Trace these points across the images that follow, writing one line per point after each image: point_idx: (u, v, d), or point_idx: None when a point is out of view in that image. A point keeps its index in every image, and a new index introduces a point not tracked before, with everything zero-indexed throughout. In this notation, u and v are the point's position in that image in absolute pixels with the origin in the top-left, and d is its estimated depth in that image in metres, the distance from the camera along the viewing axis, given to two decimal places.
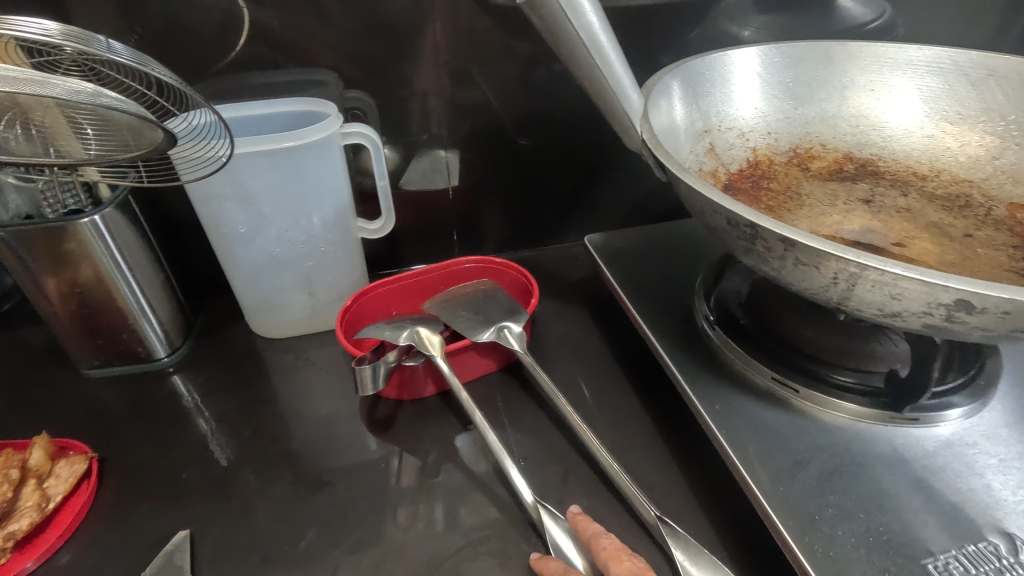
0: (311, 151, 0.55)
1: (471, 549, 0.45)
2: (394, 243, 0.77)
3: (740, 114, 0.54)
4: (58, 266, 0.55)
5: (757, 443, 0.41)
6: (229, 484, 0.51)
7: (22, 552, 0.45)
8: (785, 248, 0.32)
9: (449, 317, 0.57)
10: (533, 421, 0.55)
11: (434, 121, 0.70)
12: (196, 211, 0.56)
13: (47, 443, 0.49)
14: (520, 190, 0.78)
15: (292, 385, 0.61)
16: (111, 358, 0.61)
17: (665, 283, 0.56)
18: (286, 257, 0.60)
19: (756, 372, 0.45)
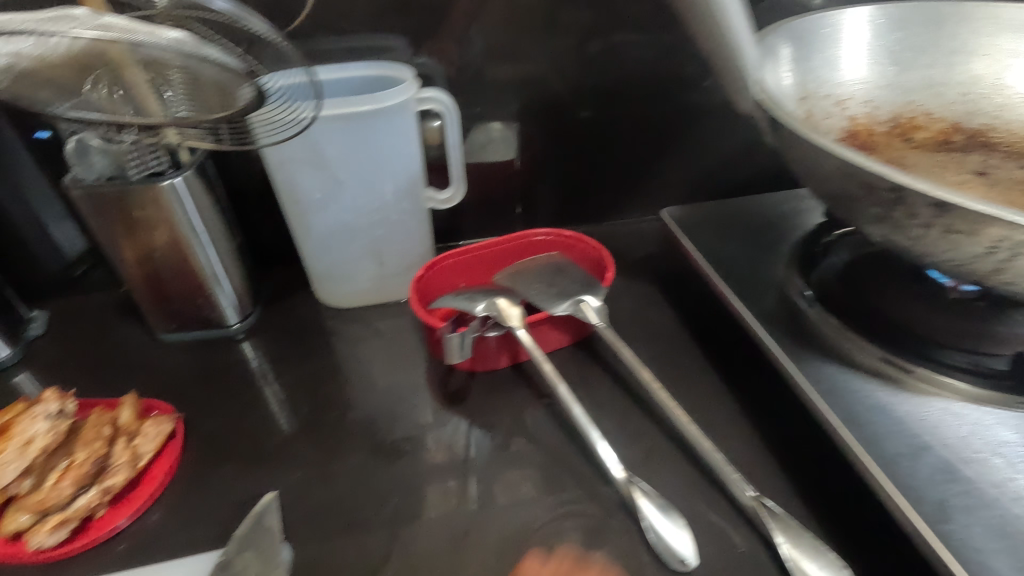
0: (388, 116, 0.54)
1: (557, 523, 0.44)
2: (456, 215, 0.76)
3: (838, 80, 0.51)
4: (139, 229, 0.55)
5: (870, 424, 0.39)
6: (308, 450, 0.51)
7: (116, 508, 0.45)
8: (935, 215, 0.29)
9: (524, 289, 0.56)
10: (612, 396, 0.53)
11: (502, 89, 0.68)
12: (272, 176, 0.56)
13: (135, 404, 0.51)
14: (585, 162, 0.75)
15: (362, 355, 0.61)
16: (186, 324, 0.62)
17: (753, 259, 0.54)
18: (358, 225, 0.59)
19: (861, 351, 0.43)
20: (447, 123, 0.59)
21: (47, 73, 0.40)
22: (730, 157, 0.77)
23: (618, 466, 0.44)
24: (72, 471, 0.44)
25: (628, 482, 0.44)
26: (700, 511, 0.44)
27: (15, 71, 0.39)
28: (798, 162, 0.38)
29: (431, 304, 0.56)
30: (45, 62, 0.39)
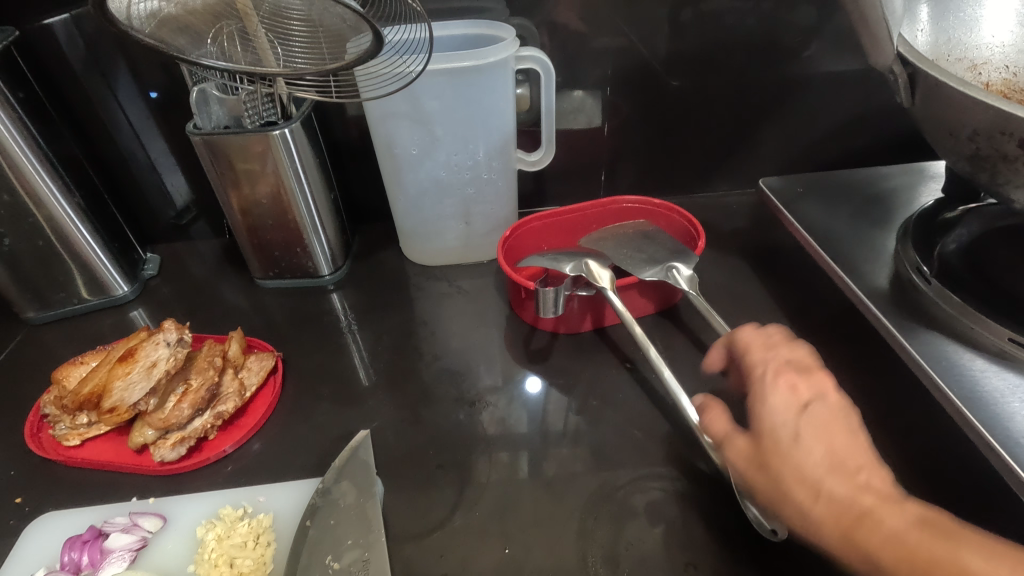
0: (486, 73, 0.54)
1: (642, 482, 0.44)
2: (539, 181, 0.76)
3: (972, 41, 0.47)
4: (249, 180, 0.58)
5: (995, 404, 0.37)
6: (395, 395, 0.53)
7: (224, 434, 0.49)
8: None
9: (613, 254, 0.56)
10: (698, 366, 0.53)
11: (597, 54, 0.66)
12: (372, 131, 0.58)
13: (242, 339, 0.54)
14: (675, 131, 0.73)
15: (446, 310, 0.62)
16: (283, 272, 0.66)
17: (861, 235, 0.52)
18: (449, 183, 0.60)
19: (986, 330, 0.41)
20: (541, 85, 0.59)
21: (184, 19, 0.43)
22: (832, 130, 0.73)
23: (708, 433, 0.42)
24: (190, 394, 0.47)
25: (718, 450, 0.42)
26: None
27: (158, 16, 0.42)
28: (933, 121, 0.36)
29: (518, 263, 0.58)
30: (186, 7, 0.43)
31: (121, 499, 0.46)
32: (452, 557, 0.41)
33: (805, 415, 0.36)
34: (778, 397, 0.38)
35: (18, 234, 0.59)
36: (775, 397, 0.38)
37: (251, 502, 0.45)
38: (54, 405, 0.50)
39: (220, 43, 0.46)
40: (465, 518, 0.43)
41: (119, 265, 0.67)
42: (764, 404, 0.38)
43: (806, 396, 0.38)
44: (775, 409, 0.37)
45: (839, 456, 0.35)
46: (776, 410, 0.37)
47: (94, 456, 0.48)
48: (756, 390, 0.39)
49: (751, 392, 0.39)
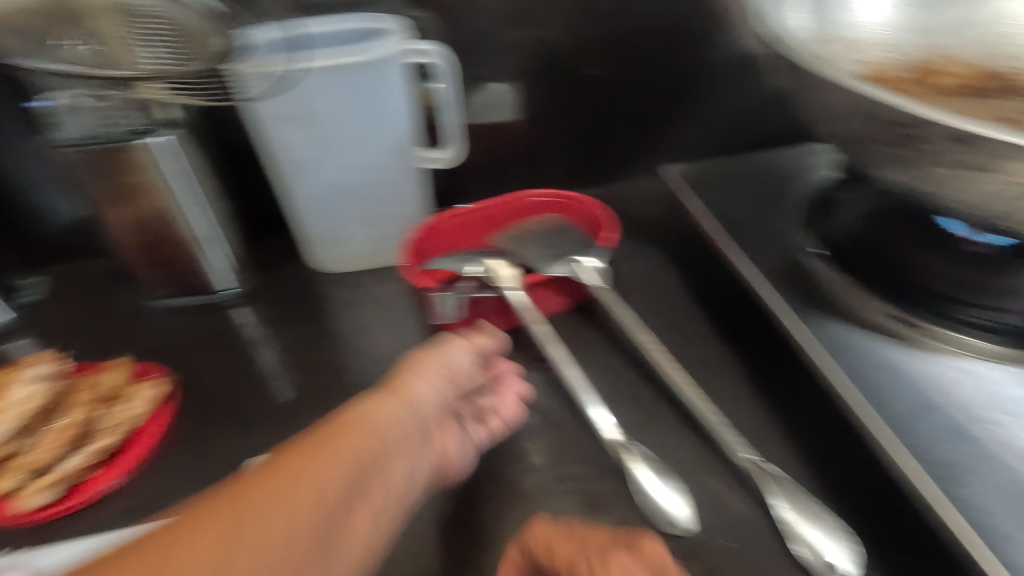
0: (379, 71, 0.51)
1: (551, 487, 0.43)
2: (455, 179, 0.73)
3: (856, 20, 0.48)
4: (134, 196, 0.54)
5: (878, 384, 0.37)
6: (300, 414, 0.50)
7: (110, 469, 0.45)
8: (954, 148, 0.27)
9: (518, 249, 0.55)
10: (612, 361, 0.52)
11: (503, 47, 0.64)
12: (257, 135, 0.53)
13: (126, 366, 0.51)
14: (590, 121, 0.72)
15: (358, 319, 0.60)
16: (183, 290, 0.62)
17: (760, 216, 0.51)
18: (351, 187, 0.58)
19: (869, 308, 0.42)
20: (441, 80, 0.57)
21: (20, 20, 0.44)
22: (741, 115, 0.74)
23: (611, 429, 0.45)
24: (63, 431, 0.44)
25: (623, 444, 0.44)
26: (696, 476, 0.43)
27: None
28: (808, 103, 0.36)
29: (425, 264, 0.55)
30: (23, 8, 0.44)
31: None
32: None
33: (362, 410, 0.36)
34: (428, 460, 0.38)
35: None
36: (454, 453, 0.42)
37: None
38: None
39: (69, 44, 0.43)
40: None
41: None
42: (414, 363, 0.41)
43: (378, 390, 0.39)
44: (385, 423, 0.35)
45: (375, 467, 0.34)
46: (399, 422, 0.36)
47: None
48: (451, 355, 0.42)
49: (411, 395, 0.38)
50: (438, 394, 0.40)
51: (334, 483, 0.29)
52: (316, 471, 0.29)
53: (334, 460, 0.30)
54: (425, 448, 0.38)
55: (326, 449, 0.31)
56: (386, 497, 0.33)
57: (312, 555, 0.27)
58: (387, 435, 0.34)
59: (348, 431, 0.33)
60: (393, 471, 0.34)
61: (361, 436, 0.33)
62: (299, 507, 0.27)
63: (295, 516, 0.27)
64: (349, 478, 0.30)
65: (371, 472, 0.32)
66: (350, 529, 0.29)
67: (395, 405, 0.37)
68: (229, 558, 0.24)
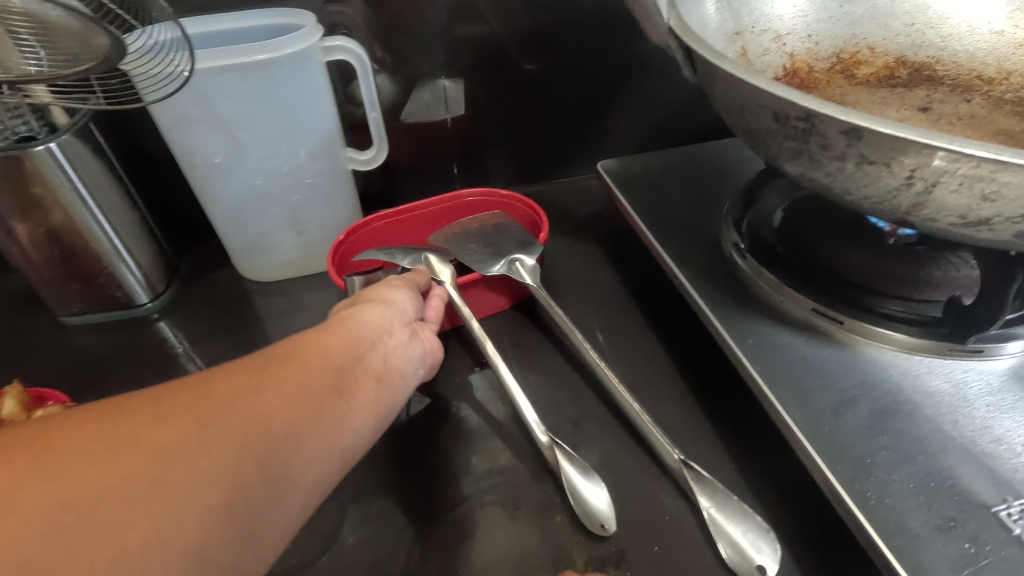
0: (286, 68, 0.48)
1: (477, 499, 0.42)
2: (390, 179, 0.71)
3: (777, 13, 0.47)
4: (25, 208, 0.50)
5: (799, 380, 0.36)
6: None
7: None
8: (848, 143, 0.26)
9: (457, 252, 0.53)
10: (546, 364, 0.51)
11: (431, 44, 0.62)
12: (165, 138, 0.51)
13: (21, 393, 0.46)
14: (527, 117, 0.71)
15: (285, 328, 0.57)
16: (91, 305, 0.58)
17: (691, 211, 0.50)
18: (269, 190, 0.55)
19: (794, 303, 0.40)
20: (360, 76, 0.55)
21: None
22: (679, 108, 0.73)
23: (541, 429, 0.42)
24: None
25: (552, 445, 0.41)
26: (625, 480, 0.42)
27: None
28: (717, 95, 0.35)
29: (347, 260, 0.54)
30: None
31: None
32: None
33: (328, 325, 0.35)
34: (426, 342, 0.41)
35: None
36: (438, 343, 0.43)
37: None
38: None
39: None
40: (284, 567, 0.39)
41: None
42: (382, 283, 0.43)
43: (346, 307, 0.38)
44: (379, 316, 0.37)
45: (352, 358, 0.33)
46: (401, 313, 0.39)
47: None
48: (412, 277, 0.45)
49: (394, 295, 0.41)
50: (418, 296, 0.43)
51: (338, 354, 0.32)
52: (322, 344, 0.32)
53: (332, 335, 0.33)
54: (415, 338, 0.40)
55: (326, 330, 0.33)
56: (394, 363, 0.36)
57: (332, 402, 0.29)
58: (386, 324, 0.37)
59: (347, 319, 0.35)
60: (396, 349, 0.37)
61: (355, 320, 0.35)
62: (315, 366, 0.30)
63: (314, 372, 0.29)
64: (352, 353, 0.33)
65: (370, 348, 0.34)
66: (360, 392, 0.31)
67: (384, 305, 0.39)
68: (212, 419, 0.23)
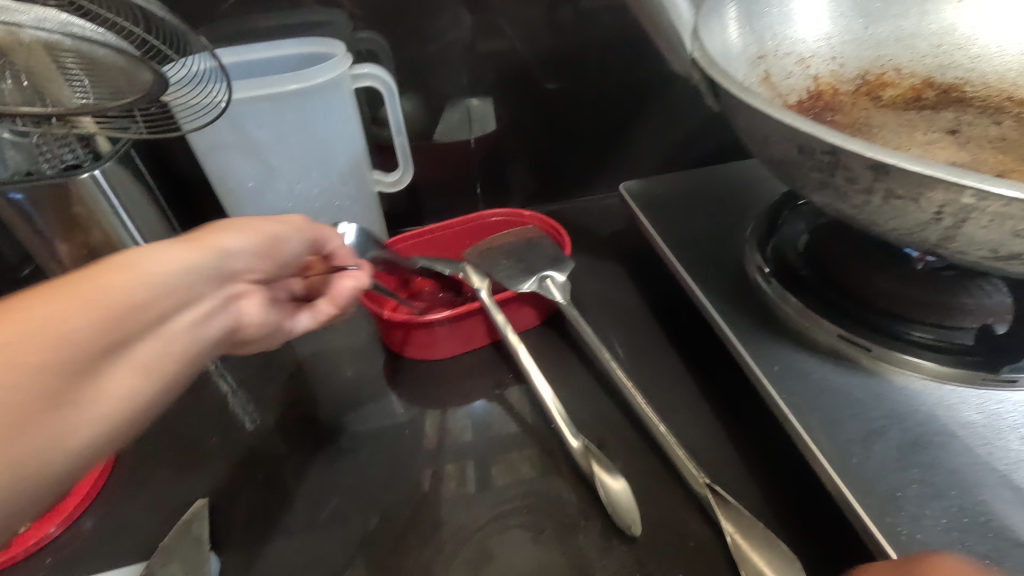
0: (316, 96, 0.50)
1: (500, 521, 0.42)
2: (414, 198, 0.73)
3: (801, 37, 0.47)
4: (67, 230, 0.52)
5: (824, 408, 0.36)
6: (246, 451, 0.48)
7: (43, 518, 0.43)
8: (875, 178, 0.26)
9: (491, 267, 0.54)
10: (569, 384, 0.51)
11: (455, 67, 0.63)
12: (202, 165, 0.53)
13: None
14: (549, 136, 0.71)
15: (311, 347, 0.58)
16: None
17: (714, 232, 0.50)
18: (299, 213, 0.56)
19: (821, 330, 0.40)
20: (387, 101, 0.56)
21: None
22: (701, 127, 0.73)
23: (575, 434, 0.44)
24: None
25: (585, 450, 0.43)
26: (649, 503, 0.41)
27: None
28: (741, 124, 0.35)
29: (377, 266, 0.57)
30: None
31: None
32: None
33: (102, 278, 0.23)
34: (229, 314, 0.30)
35: None
36: (258, 319, 0.33)
37: None
38: None
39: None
40: None
41: None
42: (233, 223, 0.32)
43: (147, 249, 0.25)
44: (166, 270, 0.25)
45: (115, 347, 0.22)
46: (207, 273, 0.28)
47: None
48: (281, 235, 0.35)
49: (213, 243, 0.29)
50: (254, 247, 0.32)
51: (85, 340, 0.21)
52: (54, 318, 0.20)
53: (81, 299, 0.22)
54: (226, 313, 0.30)
55: (73, 291, 0.21)
56: (172, 344, 0.25)
57: (33, 429, 0.19)
58: (184, 285, 0.26)
59: (121, 274, 0.23)
60: (181, 320, 0.26)
61: (132, 281, 0.24)
62: (24, 374, 0.19)
63: (19, 384, 0.19)
64: (104, 335, 0.22)
65: (146, 329, 0.24)
66: (91, 403, 0.22)
67: (180, 256, 0.26)
68: None
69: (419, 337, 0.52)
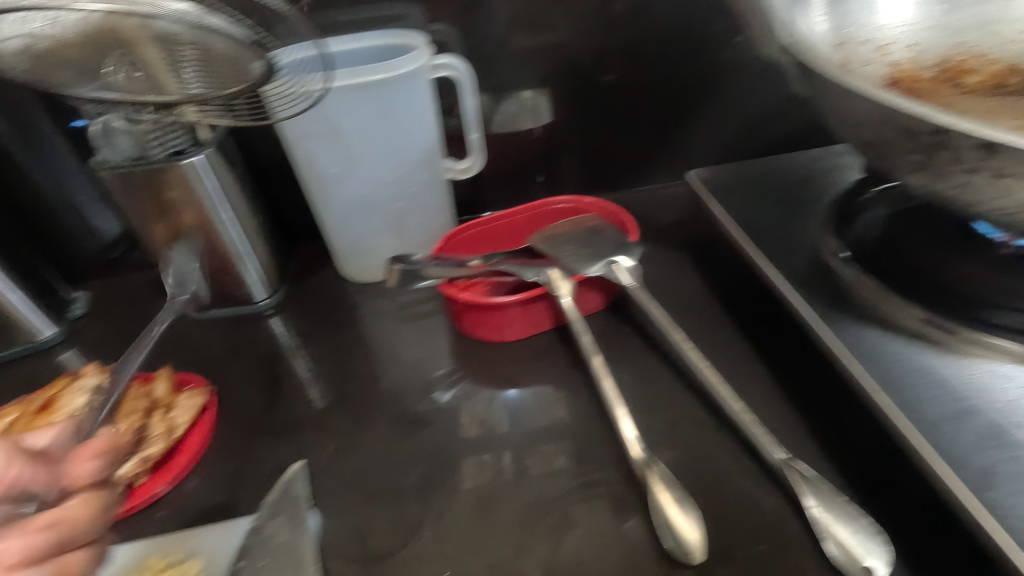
0: (399, 85, 0.53)
1: (579, 492, 0.43)
2: (477, 187, 0.75)
3: (881, 25, 0.48)
4: (167, 212, 0.56)
5: (910, 386, 0.37)
6: (331, 422, 0.51)
7: (156, 476, 0.47)
8: (982, 157, 0.27)
9: (557, 252, 0.55)
10: (638, 366, 0.52)
11: (522, 59, 0.65)
12: (290, 151, 0.56)
13: (170, 377, 0.53)
14: (610, 127, 0.73)
15: (384, 327, 0.61)
16: (217, 301, 0.63)
17: (786, 219, 0.51)
18: (376, 199, 0.59)
19: (903, 313, 0.41)
20: (462, 91, 0.58)
21: (61, 53, 0.42)
22: (762, 117, 0.73)
23: (638, 444, 0.43)
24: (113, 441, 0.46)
25: (646, 462, 0.42)
26: (724, 481, 0.43)
27: (32, 51, 0.41)
28: (828, 109, 0.36)
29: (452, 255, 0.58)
30: (60, 41, 0.41)
31: None
32: None
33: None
34: None
35: None
36: None
37: (181, 548, 0.42)
38: None
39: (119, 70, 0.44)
40: (403, 544, 0.42)
41: (43, 308, 0.63)
42: None
43: None
44: None
45: None
46: None
47: None
48: None
49: None
50: None
51: None
52: None
53: None
54: None
55: None
56: None
57: None
58: None
59: None
60: None
61: None
62: None
63: None
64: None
65: None
66: None
67: None
68: None
69: (491, 320, 0.54)
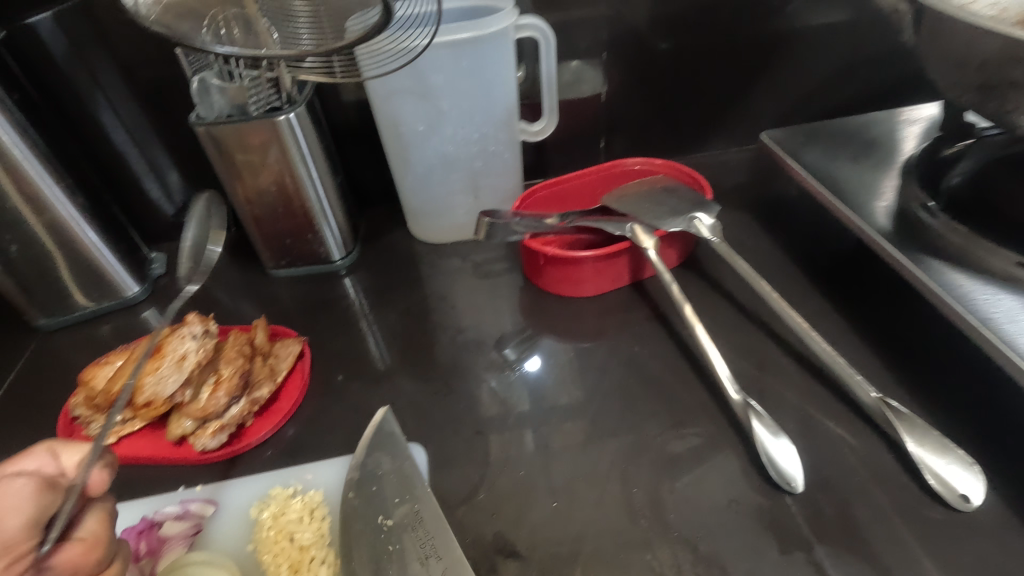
0: (488, 43, 0.54)
1: (677, 430, 0.45)
2: (541, 152, 0.76)
3: None
4: (256, 169, 0.57)
5: (1010, 323, 0.39)
6: (425, 369, 0.53)
7: (263, 418, 0.49)
8: None
9: (638, 209, 0.57)
10: (719, 318, 0.54)
11: (594, 23, 0.67)
12: (377, 110, 0.58)
13: (266, 327, 0.54)
14: (674, 93, 0.74)
15: (462, 284, 0.63)
16: (296, 259, 0.65)
17: (869, 177, 0.53)
18: (456, 157, 0.61)
19: (995, 257, 0.43)
20: (541, 52, 0.59)
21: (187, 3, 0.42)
22: (823, 84, 0.74)
23: (734, 386, 0.44)
24: (225, 382, 0.47)
25: (745, 404, 0.44)
26: (819, 421, 0.44)
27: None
28: (939, 54, 0.38)
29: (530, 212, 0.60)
30: None
31: (168, 489, 0.46)
32: (502, 515, 0.41)
33: None
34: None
35: (19, 241, 0.57)
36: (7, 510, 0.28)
37: (299, 481, 0.45)
38: (84, 406, 0.50)
39: (217, 28, 0.44)
40: (512, 477, 0.44)
41: (127, 265, 0.65)
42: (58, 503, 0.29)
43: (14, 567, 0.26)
44: None
45: None
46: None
47: (139, 450, 0.48)
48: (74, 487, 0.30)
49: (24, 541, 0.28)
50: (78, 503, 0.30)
51: None
52: None
53: None
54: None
55: None
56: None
57: None
58: None
59: None
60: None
61: None
62: None
63: None
64: None
65: None
66: None
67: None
68: None
69: (574, 274, 0.56)
